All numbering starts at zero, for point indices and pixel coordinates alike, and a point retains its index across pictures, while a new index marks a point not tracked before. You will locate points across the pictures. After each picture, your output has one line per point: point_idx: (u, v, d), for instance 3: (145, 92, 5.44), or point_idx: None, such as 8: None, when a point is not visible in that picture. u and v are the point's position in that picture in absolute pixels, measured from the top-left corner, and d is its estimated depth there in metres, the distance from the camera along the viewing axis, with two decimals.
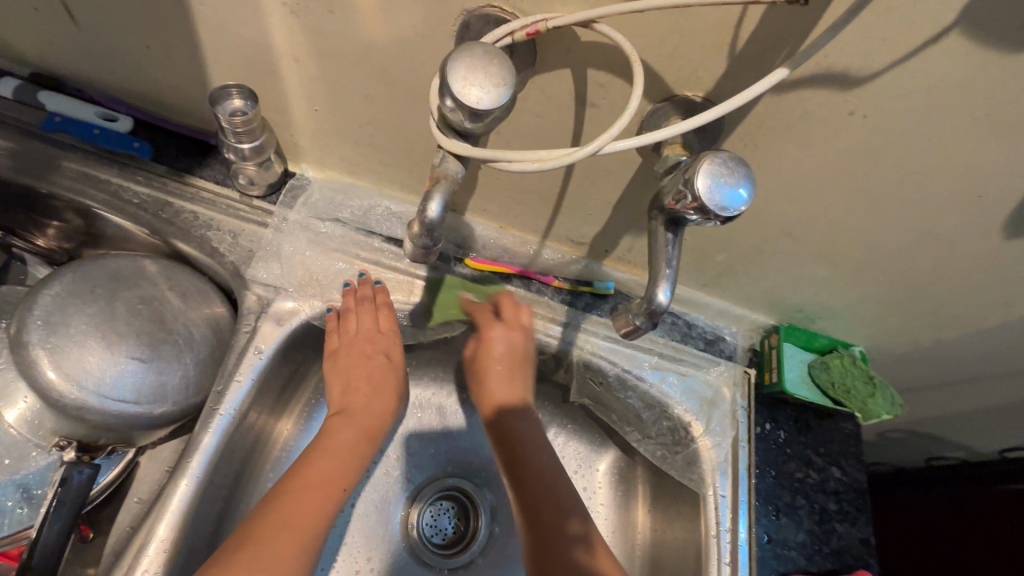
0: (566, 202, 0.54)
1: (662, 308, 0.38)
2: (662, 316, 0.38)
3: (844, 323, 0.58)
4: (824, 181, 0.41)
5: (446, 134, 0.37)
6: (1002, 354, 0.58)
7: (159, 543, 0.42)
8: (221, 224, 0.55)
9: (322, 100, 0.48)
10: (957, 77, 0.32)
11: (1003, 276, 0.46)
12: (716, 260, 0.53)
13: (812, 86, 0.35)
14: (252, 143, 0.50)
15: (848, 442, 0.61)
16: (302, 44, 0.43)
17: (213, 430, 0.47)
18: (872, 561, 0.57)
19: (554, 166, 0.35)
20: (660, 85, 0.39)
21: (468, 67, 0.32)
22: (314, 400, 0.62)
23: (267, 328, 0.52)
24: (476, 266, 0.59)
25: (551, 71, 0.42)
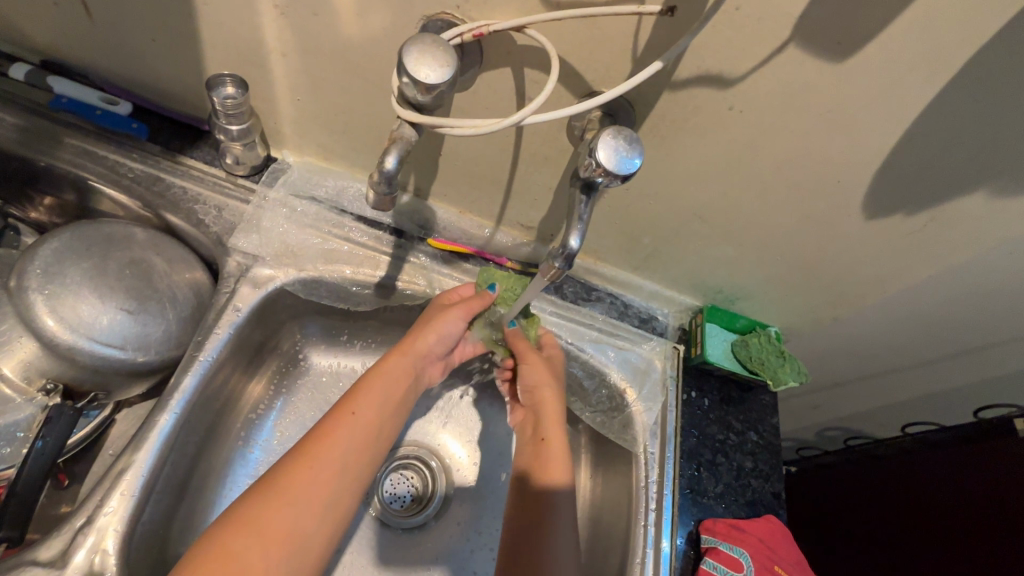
0: (516, 190, 0.61)
1: (574, 253, 0.43)
2: (574, 261, 0.44)
3: (760, 302, 0.70)
4: (719, 167, 0.52)
5: (404, 107, 0.40)
6: (882, 320, 0.71)
7: (137, 468, 0.48)
8: (206, 198, 0.61)
9: (305, 91, 0.55)
10: (802, 79, 0.42)
11: (865, 251, 0.58)
12: (644, 242, 0.64)
13: (697, 86, 0.45)
14: (240, 126, 0.57)
15: (765, 410, 0.71)
16: (291, 42, 0.50)
17: (192, 372, 0.53)
18: (782, 512, 0.65)
19: (490, 131, 0.40)
20: (583, 83, 0.47)
21: (420, 49, 0.36)
22: (283, 367, 0.68)
23: (245, 290, 0.59)
24: (438, 246, 0.66)
25: (495, 68, 0.47)
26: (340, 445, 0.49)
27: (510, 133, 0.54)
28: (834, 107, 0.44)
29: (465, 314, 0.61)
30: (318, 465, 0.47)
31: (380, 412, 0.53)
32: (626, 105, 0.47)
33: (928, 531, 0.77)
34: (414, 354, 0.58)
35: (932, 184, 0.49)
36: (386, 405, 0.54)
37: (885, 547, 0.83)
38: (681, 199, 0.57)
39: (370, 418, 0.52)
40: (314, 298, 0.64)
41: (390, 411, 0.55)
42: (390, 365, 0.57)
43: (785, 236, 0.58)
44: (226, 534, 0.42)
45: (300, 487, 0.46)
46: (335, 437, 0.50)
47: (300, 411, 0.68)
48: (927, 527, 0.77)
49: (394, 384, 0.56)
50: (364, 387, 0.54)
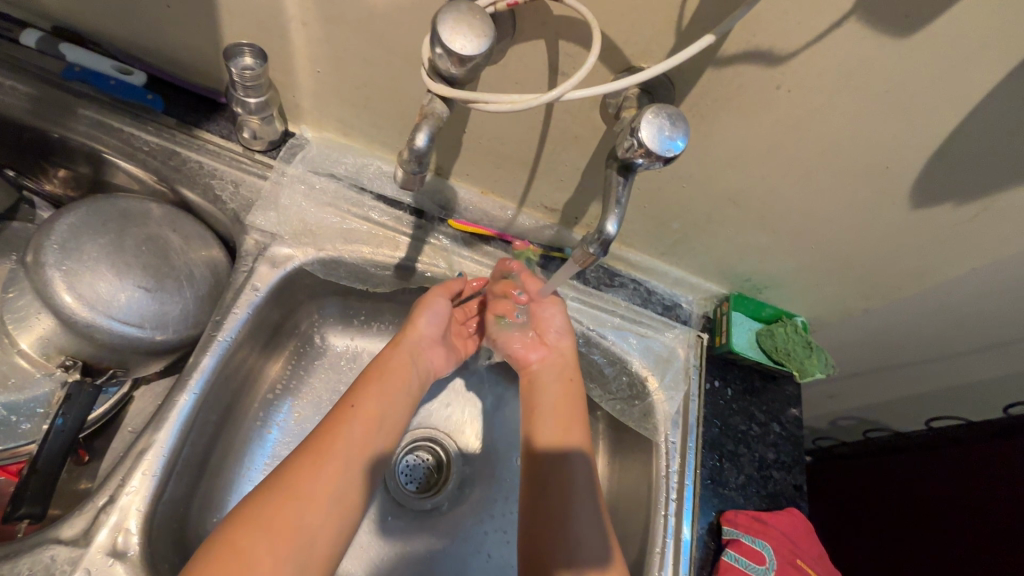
0: (541, 170, 0.59)
1: (611, 239, 0.41)
2: (610, 247, 0.42)
3: (789, 291, 0.68)
4: (760, 150, 0.49)
5: (434, 80, 0.38)
6: (915, 313, 0.69)
7: (157, 449, 0.47)
8: (222, 174, 0.60)
9: (326, 63, 0.53)
10: (859, 56, 0.40)
11: (907, 241, 0.56)
12: (673, 227, 0.62)
13: (745, 63, 0.42)
14: (257, 98, 0.55)
15: (789, 401, 0.70)
16: (312, 10, 0.48)
17: (211, 352, 0.52)
18: (803, 504, 0.64)
19: (526, 107, 0.36)
20: (621, 59, 0.44)
21: (455, 17, 0.34)
22: (301, 347, 0.68)
23: (263, 270, 0.57)
24: (458, 227, 0.64)
25: (528, 40, 0.45)
26: (342, 443, 0.49)
27: (540, 112, 0.51)
28: (892, 87, 0.41)
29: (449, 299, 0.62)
30: (319, 462, 0.47)
31: (380, 405, 0.53)
32: (666, 82, 0.45)
33: (949, 528, 0.76)
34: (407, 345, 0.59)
35: (988, 172, 0.46)
36: (386, 399, 0.54)
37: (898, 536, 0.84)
38: (716, 183, 0.54)
39: (370, 412, 0.52)
40: (333, 278, 0.63)
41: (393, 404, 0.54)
42: (392, 359, 0.57)
43: (823, 224, 0.56)
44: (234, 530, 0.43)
45: (303, 483, 0.46)
46: (335, 435, 0.49)
47: (316, 392, 0.68)
48: (950, 525, 0.77)
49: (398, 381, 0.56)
50: (365, 387, 0.54)
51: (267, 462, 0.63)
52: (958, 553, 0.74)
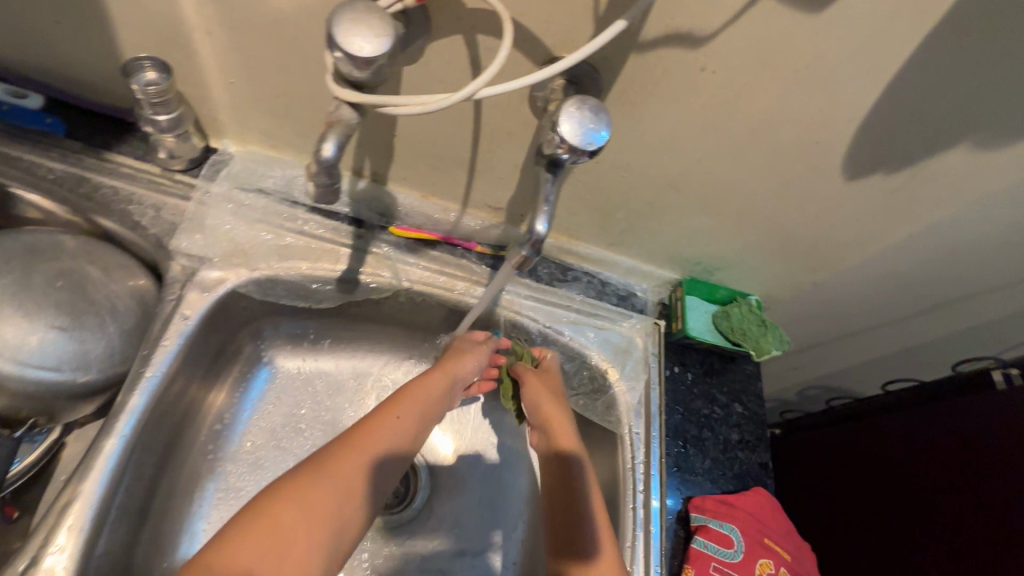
0: (480, 169, 0.57)
1: (542, 238, 0.40)
2: (542, 245, 0.41)
3: (739, 272, 0.68)
4: (692, 134, 0.49)
5: (339, 84, 0.35)
6: (862, 282, 0.70)
7: (85, 501, 0.44)
8: (140, 198, 0.56)
9: (238, 73, 0.50)
10: (777, 33, 0.39)
11: (845, 214, 0.57)
12: (618, 217, 0.61)
13: (667, 46, 0.41)
14: (168, 115, 0.51)
15: (749, 380, 0.70)
16: (214, 17, 0.45)
17: (140, 391, 0.49)
18: (769, 481, 0.65)
19: (436, 108, 0.34)
20: (543, 50, 0.43)
21: (350, 18, 0.32)
22: (247, 371, 0.65)
23: (193, 296, 0.54)
24: (400, 234, 0.62)
25: (445, 36, 0.43)
26: (383, 438, 0.48)
27: (468, 109, 0.50)
28: (815, 61, 0.41)
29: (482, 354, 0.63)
30: (364, 454, 0.46)
31: (414, 422, 0.51)
32: (592, 71, 0.43)
33: (896, 482, 0.80)
34: (452, 371, 0.58)
35: (913, 140, 0.47)
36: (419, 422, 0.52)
37: (848, 496, 0.87)
38: (654, 170, 0.54)
39: (410, 418, 0.51)
40: (271, 298, 0.60)
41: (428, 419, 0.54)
42: (437, 378, 0.56)
43: (762, 203, 0.56)
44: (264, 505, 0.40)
45: (346, 470, 0.44)
46: (378, 433, 0.48)
47: (268, 418, 0.65)
48: (897, 481, 0.80)
49: (433, 396, 0.55)
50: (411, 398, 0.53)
51: (219, 496, 0.60)
52: (905, 502, 0.78)
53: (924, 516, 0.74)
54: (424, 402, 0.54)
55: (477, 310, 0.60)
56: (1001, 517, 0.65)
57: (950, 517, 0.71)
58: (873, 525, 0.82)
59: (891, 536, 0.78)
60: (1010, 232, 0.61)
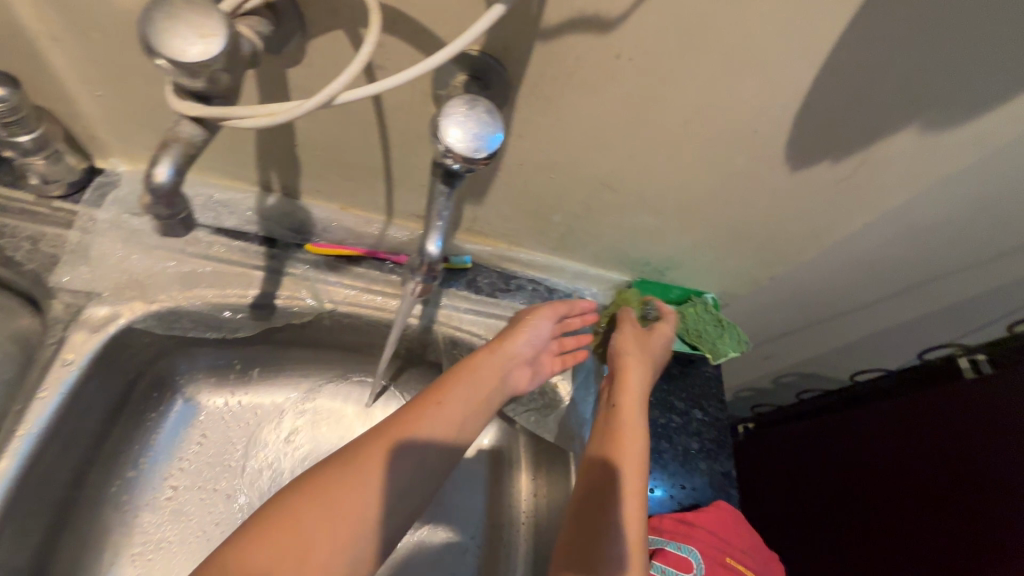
0: (398, 176, 0.52)
1: (434, 260, 0.38)
2: (438, 268, 0.40)
3: (692, 270, 0.64)
4: (619, 129, 0.44)
5: (178, 96, 0.30)
6: (821, 272, 0.67)
7: None
8: (14, 230, 0.50)
9: (104, 83, 0.44)
10: (693, 13, 0.35)
11: (794, 206, 0.53)
12: (556, 221, 0.57)
13: (574, 33, 0.36)
14: (30, 135, 0.45)
15: (709, 383, 0.66)
16: (57, 21, 0.39)
17: (13, 453, 0.43)
18: (733, 491, 0.61)
19: (285, 119, 0.29)
20: (437, 43, 0.38)
21: (167, 16, 0.26)
22: (162, 409, 0.59)
23: (79, 337, 0.48)
24: (318, 251, 0.57)
25: (325, 32, 0.38)
26: (423, 437, 0.45)
27: (370, 112, 0.44)
28: (741, 42, 0.36)
29: (548, 315, 0.57)
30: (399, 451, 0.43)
31: (438, 427, 0.46)
32: (495, 64, 0.38)
33: (887, 489, 0.74)
34: (504, 353, 0.53)
35: (857, 124, 0.43)
36: (456, 417, 0.48)
37: (846, 510, 0.79)
38: (585, 169, 0.49)
39: (446, 413, 0.48)
40: (178, 331, 0.54)
41: (478, 405, 0.50)
42: (486, 362, 0.52)
43: (706, 198, 0.52)
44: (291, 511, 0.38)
45: (374, 474, 0.41)
46: (421, 424, 0.45)
47: (191, 459, 0.60)
48: (869, 475, 0.77)
49: (485, 381, 0.51)
50: (457, 387, 0.49)
51: (135, 552, 0.55)
52: (901, 510, 0.71)
53: (921, 523, 0.68)
54: (476, 385, 0.50)
55: (399, 329, 0.50)
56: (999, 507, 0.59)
57: (942, 518, 0.65)
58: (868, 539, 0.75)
59: (887, 549, 0.72)
60: (969, 214, 0.58)
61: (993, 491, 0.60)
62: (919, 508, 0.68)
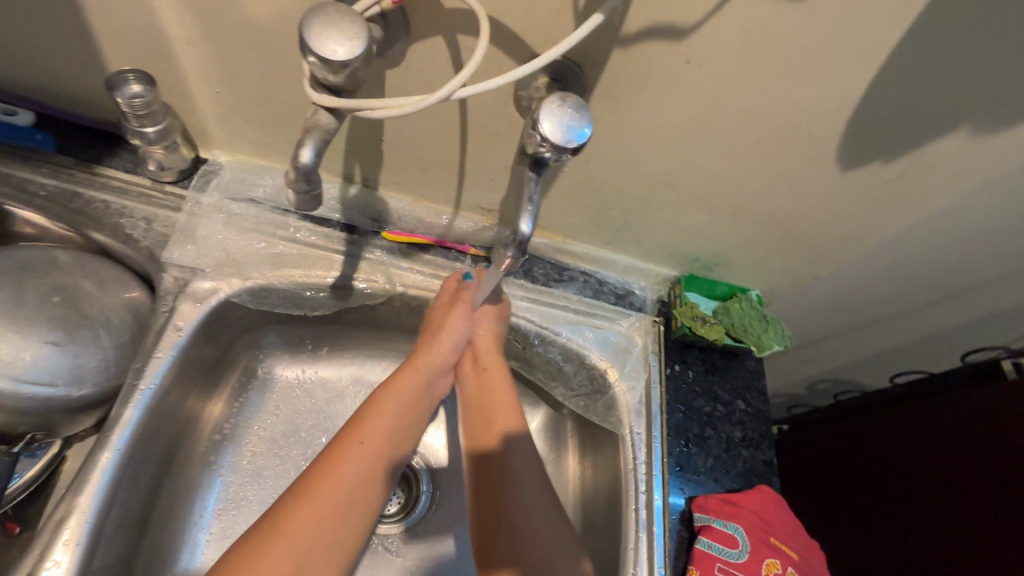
0: (470, 171, 0.57)
1: (527, 238, 0.41)
2: (529, 246, 0.42)
3: (738, 268, 0.67)
4: (681, 130, 0.48)
5: (317, 91, 0.35)
6: (865, 274, 0.69)
7: (79, 516, 0.44)
8: (132, 211, 0.56)
9: (222, 82, 0.50)
10: (760, 22, 0.38)
11: (842, 206, 0.56)
12: (613, 216, 0.60)
13: (649, 40, 0.40)
14: (156, 127, 0.51)
15: (752, 376, 0.69)
16: (194, 27, 0.45)
17: (134, 403, 0.49)
18: (775, 479, 0.63)
19: (412, 111, 0.35)
20: (525, 48, 0.42)
21: (322, 22, 0.32)
22: (244, 379, 0.65)
23: (186, 307, 0.54)
24: (394, 238, 0.62)
25: (426, 39, 0.43)
26: (352, 459, 0.46)
27: (454, 111, 0.49)
28: (803, 50, 0.40)
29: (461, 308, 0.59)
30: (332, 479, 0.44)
31: (391, 423, 0.50)
32: (575, 68, 0.43)
33: (923, 485, 0.76)
34: (426, 366, 0.56)
35: (907, 128, 0.46)
36: (405, 410, 0.52)
37: (887, 511, 0.80)
38: (645, 166, 0.53)
39: (401, 409, 0.52)
40: (266, 307, 0.60)
41: (404, 419, 0.52)
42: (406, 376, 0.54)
43: (758, 197, 0.55)
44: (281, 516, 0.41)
45: (328, 498, 0.43)
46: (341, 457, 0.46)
47: (268, 428, 0.65)
48: (908, 476, 0.78)
49: (403, 399, 0.52)
50: (379, 395, 0.52)
51: (221, 507, 0.60)
52: (938, 507, 0.72)
53: (959, 514, 0.69)
54: (386, 407, 0.51)
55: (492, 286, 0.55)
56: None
57: (980, 505, 0.67)
58: (911, 539, 0.75)
59: (927, 547, 0.73)
60: (1018, 218, 0.59)
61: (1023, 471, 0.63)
62: (956, 499, 0.70)
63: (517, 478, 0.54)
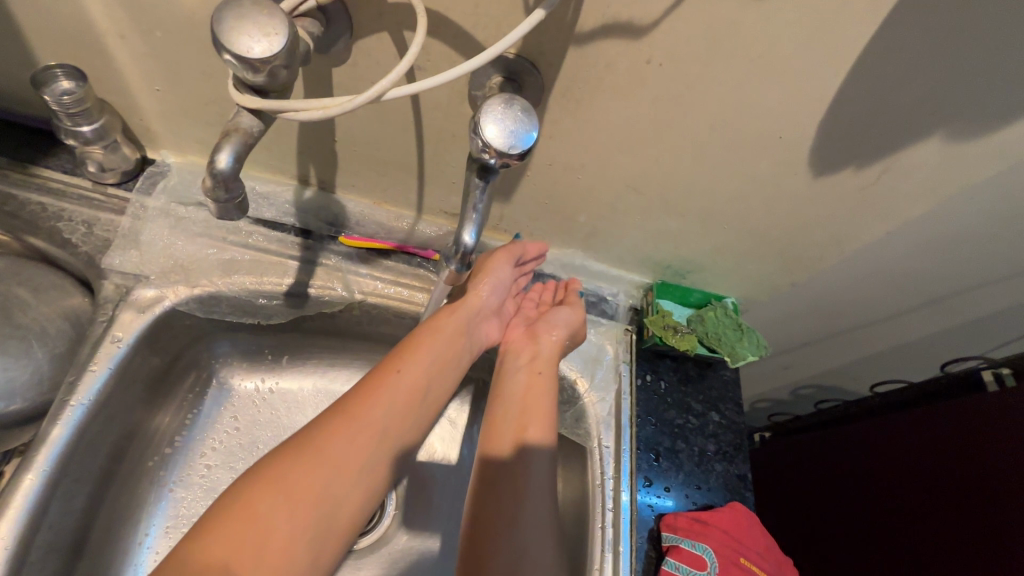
0: (430, 174, 0.54)
1: (470, 250, 0.39)
2: (473, 257, 0.40)
3: (713, 275, 0.65)
4: (646, 134, 0.46)
5: (242, 91, 0.33)
6: (844, 282, 0.67)
7: (1, 542, 0.41)
8: (71, 214, 0.53)
9: (162, 78, 0.47)
10: (721, 21, 0.36)
11: (816, 213, 0.54)
12: (581, 221, 0.58)
13: (605, 38, 0.38)
14: (91, 126, 0.48)
15: (727, 387, 0.67)
16: (125, 20, 0.42)
17: (64, 421, 0.46)
18: (749, 494, 0.61)
19: (337, 113, 0.32)
20: (476, 46, 0.40)
21: (237, 17, 0.29)
22: (197, 388, 0.62)
23: (127, 316, 0.51)
24: (351, 244, 0.59)
25: (370, 35, 0.40)
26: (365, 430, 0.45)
27: (408, 111, 0.47)
28: (767, 51, 0.38)
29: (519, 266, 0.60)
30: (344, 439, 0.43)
31: (413, 398, 0.49)
32: (529, 67, 0.40)
33: (901, 494, 0.74)
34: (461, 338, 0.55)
35: (881, 132, 0.44)
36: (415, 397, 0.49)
37: (861, 520, 0.80)
38: (611, 171, 0.51)
39: (407, 396, 0.49)
40: (217, 316, 0.57)
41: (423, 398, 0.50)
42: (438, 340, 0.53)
43: (728, 203, 0.53)
44: (246, 498, 0.38)
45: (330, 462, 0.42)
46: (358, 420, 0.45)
47: (223, 440, 0.62)
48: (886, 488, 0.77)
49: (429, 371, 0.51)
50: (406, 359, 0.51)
51: (169, 525, 0.57)
52: (914, 524, 0.71)
53: (931, 528, 0.69)
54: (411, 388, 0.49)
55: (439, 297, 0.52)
56: (1009, 491, 0.61)
57: (954, 511, 0.67)
58: (892, 550, 0.74)
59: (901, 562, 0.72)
60: (996, 226, 0.58)
61: (999, 483, 0.63)
62: (931, 516, 0.69)
63: (531, 494, 0.52)
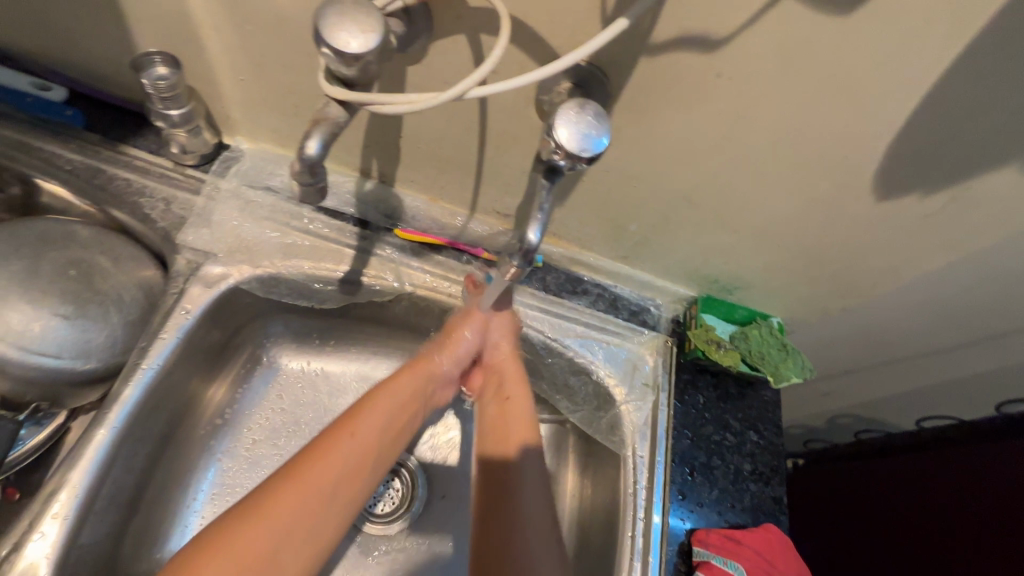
0: (487, 174, 0.56)
1: (534, 247, 0.40)
2: (535, 255, 0.40)
3: (760, 293, 0.64)
4: (707, 147, 0.46)
5: (330, 82, 0.34)
6: (900, 311, 0.65)
7: (70, 490, 0.44)
8: (152, 191, 0.57)
9: (246, 70, 0.50)
10: (797, 39, 0.36)
11: (876, 237, 0.52)
12: (631, 230, 0.59)
13: (678, 50, 0.39)
14: (179, 110, 0.51)
15: (767, 407, 0.66)
16: (221, 14, 0.45)
17: (134, 382, 0.49)
18: (783, 518, 0.60)
19: (422, 107, 0.34)
20: (548, 52, 0.41)
21: (337, 15, 0.31)
22: (249, 365, 0.65)
23: (195, 290, 0.54)
24: (405, 237, 0.61)
25: (447, 36, 0.42)
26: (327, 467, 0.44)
27: (474, 111, 0.48)
28: (841, 70, 0.38)
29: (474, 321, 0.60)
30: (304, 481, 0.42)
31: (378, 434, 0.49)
32: (598, 74, 0.41)
33: (948, 538, 0.71)
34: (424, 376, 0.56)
35: (953, 159, 0.43)
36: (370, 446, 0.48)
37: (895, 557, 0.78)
38: (668, 182, 0.51)
39: (371, 435, 0.48)
40: (275, 296, 0.60)
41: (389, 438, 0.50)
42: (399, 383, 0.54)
43: (785, 221, 0.53)
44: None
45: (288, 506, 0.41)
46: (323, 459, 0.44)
47: (269, 416, 0.65)
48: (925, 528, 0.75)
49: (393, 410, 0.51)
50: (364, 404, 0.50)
51: (215, 492, 0.60)
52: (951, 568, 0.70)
53: None
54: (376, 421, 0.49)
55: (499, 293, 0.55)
56: None
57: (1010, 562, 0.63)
58: None
59: None
60: None
61: None
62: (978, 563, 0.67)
63: (524, 496, 0.51)
